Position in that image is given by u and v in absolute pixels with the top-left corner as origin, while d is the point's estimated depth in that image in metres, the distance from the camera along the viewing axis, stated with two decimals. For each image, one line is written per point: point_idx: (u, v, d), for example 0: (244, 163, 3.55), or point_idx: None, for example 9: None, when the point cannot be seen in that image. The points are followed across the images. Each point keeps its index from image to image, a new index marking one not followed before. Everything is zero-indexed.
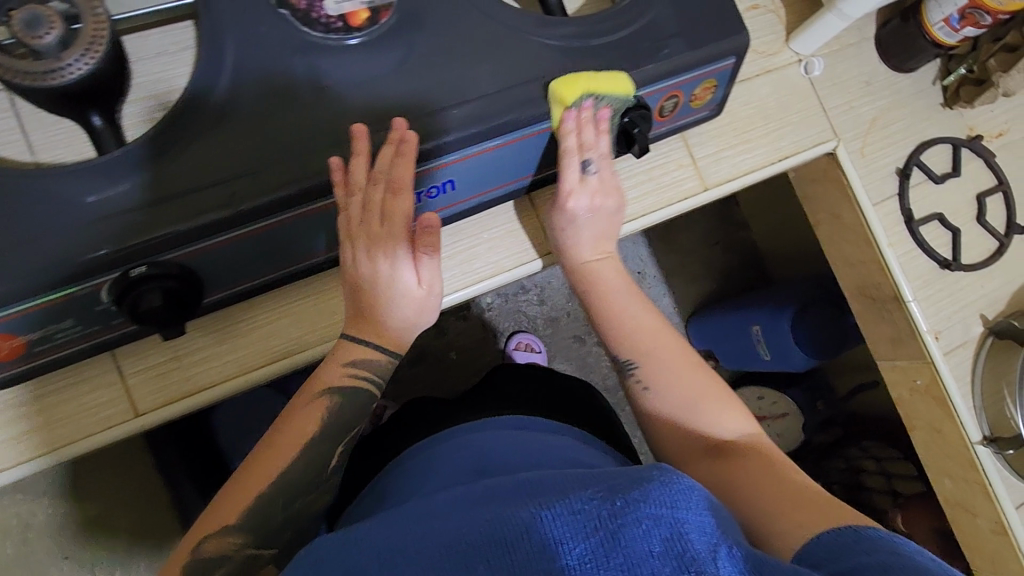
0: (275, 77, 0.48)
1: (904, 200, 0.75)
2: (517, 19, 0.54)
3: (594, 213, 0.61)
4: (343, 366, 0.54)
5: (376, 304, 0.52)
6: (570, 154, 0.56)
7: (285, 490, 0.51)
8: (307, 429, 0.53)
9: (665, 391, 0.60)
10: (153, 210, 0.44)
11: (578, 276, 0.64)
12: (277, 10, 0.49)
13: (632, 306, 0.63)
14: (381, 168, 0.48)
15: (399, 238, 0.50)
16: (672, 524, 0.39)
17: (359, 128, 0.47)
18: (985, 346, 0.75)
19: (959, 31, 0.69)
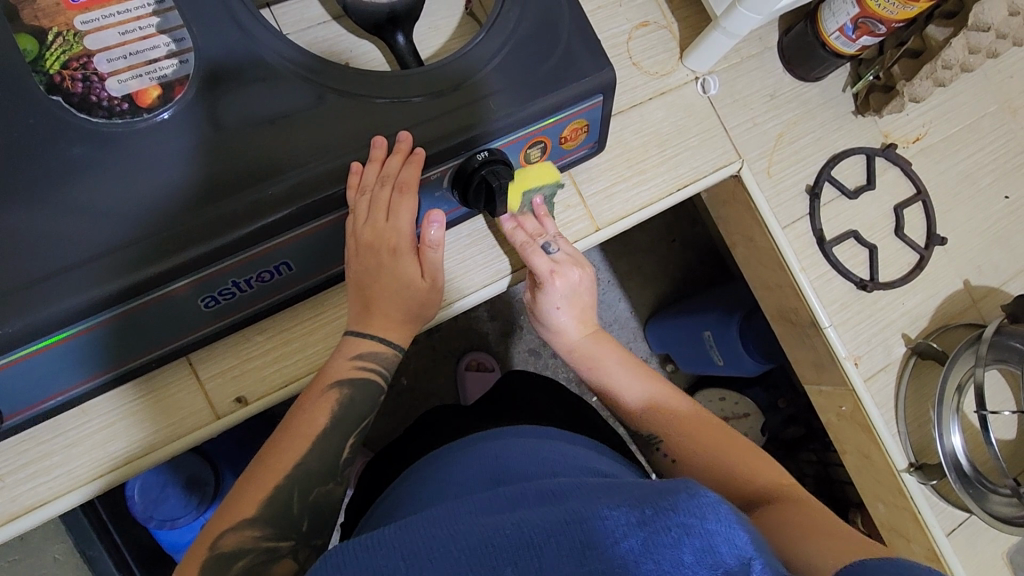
0: (57, 174, 0.43)
1: (814, 220, 0.71)
2: (345, 77, 0.49)
3: (577, 290, 0.60)
4: (352, 358, 0.52)
5: (393, 298, 0.52)
6: (528, 247, 0.58)
7: (302, 480, 0.49)
8: (318, 420, 0.51)
9: (685, 449, 0.59)
10: (76, 272, 0.42)
11: (580, 359, 0.64)
12: (47, 97, 0.44)
13: (631, 380, 0.63)
14: (389, 171, 0.47)
15: (404, 236, 0.51)
16: (704, 537, 0.36)
17: (377, 139, 0.47)
18: (908, 366, 0.71)
19: (856, 40, 0.64)
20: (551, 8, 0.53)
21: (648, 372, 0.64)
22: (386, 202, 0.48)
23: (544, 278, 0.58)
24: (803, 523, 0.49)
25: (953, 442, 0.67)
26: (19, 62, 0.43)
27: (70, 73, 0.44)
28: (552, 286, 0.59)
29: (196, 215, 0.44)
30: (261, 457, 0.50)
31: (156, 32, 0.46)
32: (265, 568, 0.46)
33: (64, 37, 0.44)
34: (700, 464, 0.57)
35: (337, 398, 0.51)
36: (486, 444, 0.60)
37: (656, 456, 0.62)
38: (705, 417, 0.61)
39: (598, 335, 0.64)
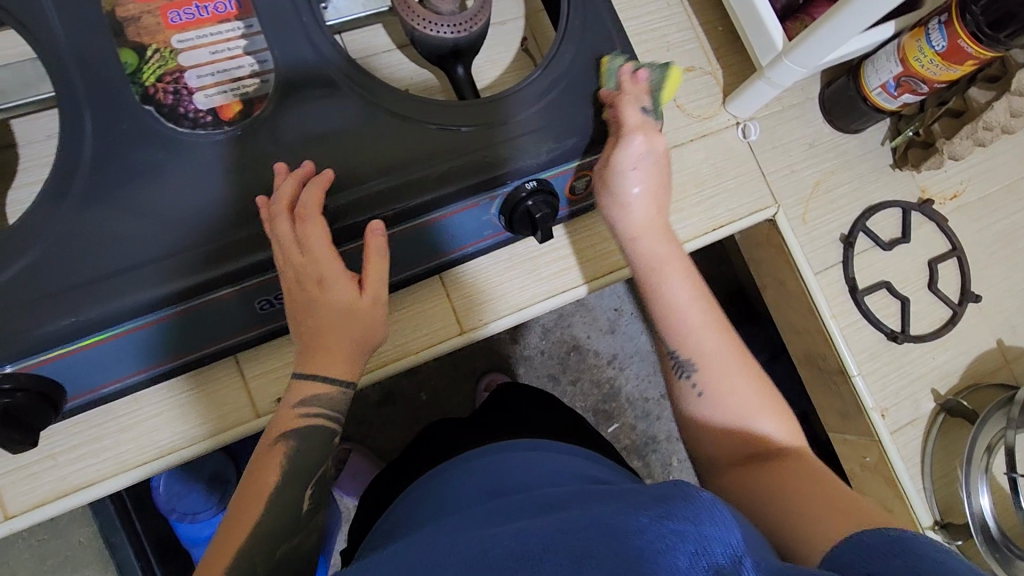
0: (142, 175, 0.47)
1: (847, 269, 0.71)
2: (408, 102, 0.52)
3: (655, 158, 0.54)
4: (296, 403, 0.49)
5: (330, 330, 0.48)
6: (621, 100, 0.53)
7: (265, 538, 0.47)
8: (267, 478, 0.48)
9: (719, 384, 0.56)
10: (152, 266, 0.46)
11: (643, 263, 0.58)
12: (141, 105, 0.48)
13: (683, 294, 0.57)
14: (282, 200, 0.46)
15: (331, 266, 0.47)
16: (697, 540, 0.38)
17: (279, 166, 0.48)
18: (937, 423, 0.71)
19: (897, 97, 0.66)
20: (606, 51, 0.56)
21: (702, 297, 0.58)
22: (288, 234, 0.46)
23: (630, 127, 0.53)
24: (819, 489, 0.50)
25: (981, 503, 0.66)
26: (118, 73, 0.47)
27: (163, 85, 0.48)
28: (635, 140, 0.53)
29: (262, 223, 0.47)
30: (222, 530, 0.47)
31: (242, 53, 0.50)
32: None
33: (161, 53, 0.48)
34: (723, 407, 0.56)
35: (285, 451, 0.49)
36: (490, 456, 0.61)
37: (681, 383, 0.58)
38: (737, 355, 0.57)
39: (662, 232, 0.57)
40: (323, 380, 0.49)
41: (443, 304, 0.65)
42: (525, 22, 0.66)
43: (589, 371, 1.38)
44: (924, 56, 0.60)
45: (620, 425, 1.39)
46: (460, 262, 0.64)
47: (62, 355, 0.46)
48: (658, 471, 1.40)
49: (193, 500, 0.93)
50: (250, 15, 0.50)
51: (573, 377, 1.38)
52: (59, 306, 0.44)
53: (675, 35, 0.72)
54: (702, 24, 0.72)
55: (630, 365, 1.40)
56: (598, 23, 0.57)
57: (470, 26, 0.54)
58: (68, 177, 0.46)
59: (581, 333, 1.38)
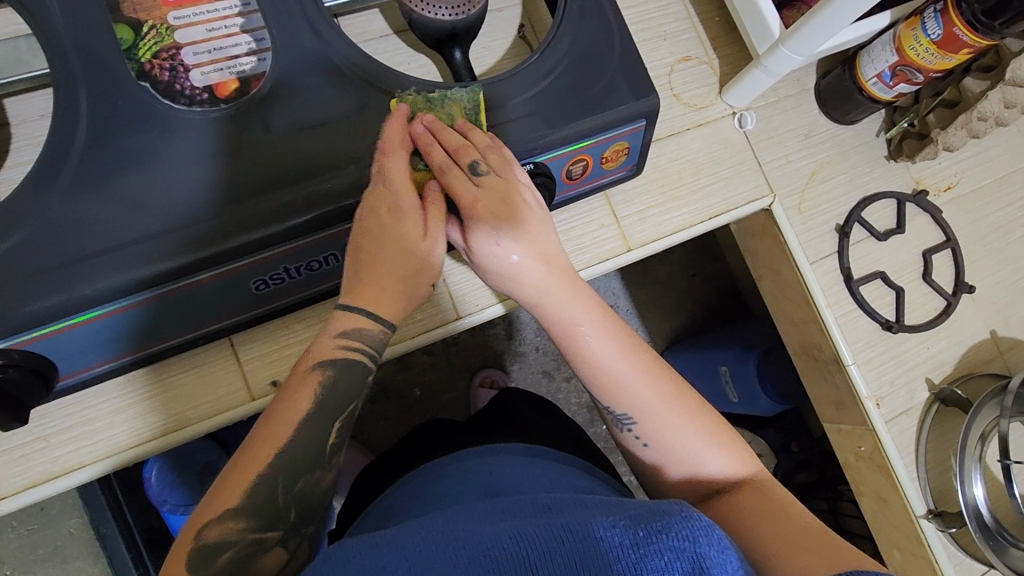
0: (138, 152, 0.47)
1: (843, 258, 0.71)
2: (406, 84, 0.52)
3: (517, 215, 0.47)
4: (337, 336, 0.47)
5: (389, 264, 0.46)
6: (461, 148, 0.47)
7: (285, 474, 0.45)
8: (300, 408, 0.46)
9: (657, 433, 0.53)
10: (148, 244, 0.45)
11: (554, 324, 0.51)
12: (137, 82, 0.47)
13: (611, 347, 0.52)
14: (404, 134, 0.47)
15: (409, 200, 0.46)
16: (695, 558, 0.38)
17: (403, 107, 0.48)
18: (931, 412, 0.71)
19: (893, 87, 0.66)
20: (603, 37, 0.56)
21: (631, 343, 0.53)
22: (397, 157, 0.47)
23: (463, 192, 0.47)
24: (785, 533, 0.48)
25: (976, 492, 0.66)
26: (114, 48, 0.47)
27: (159, 62, 0.48)
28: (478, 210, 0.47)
29: (259, 201, 0.47)
30: (241, 452, 0.45)
31: (240, 31, 0.49)
32: (253, 559, 0.44)
33: (158, 30, 0.48)
34: (668, 450, 0.53)
35: (320, 382, 0.47)
36: (492, 455, 0.61)
37: (625, 434, 0.55)
38: (658, 383, 0.53)
39: (572, 288, 0.51)
40: (363, 314, 0.46)
41: (441, 290, 0.64)
42: (523, 9, 0.66)
43: None
44: (920, 45, 0.60)
45: None
46: (441, 252, 0.63)
47: (38, 339, 0.45)
48: None
49: (184, 491, 0.92)
50: None
51: (567, 372, 1.38)
52: (55, 282, 0.44)
53: (671, 25, 0.72)
54: (698, 14, 0.72)
55: None
56: (596, 8, 0.57)
57: (467, 8, 0.54)
58: (63, 153, 0.46)
59: None
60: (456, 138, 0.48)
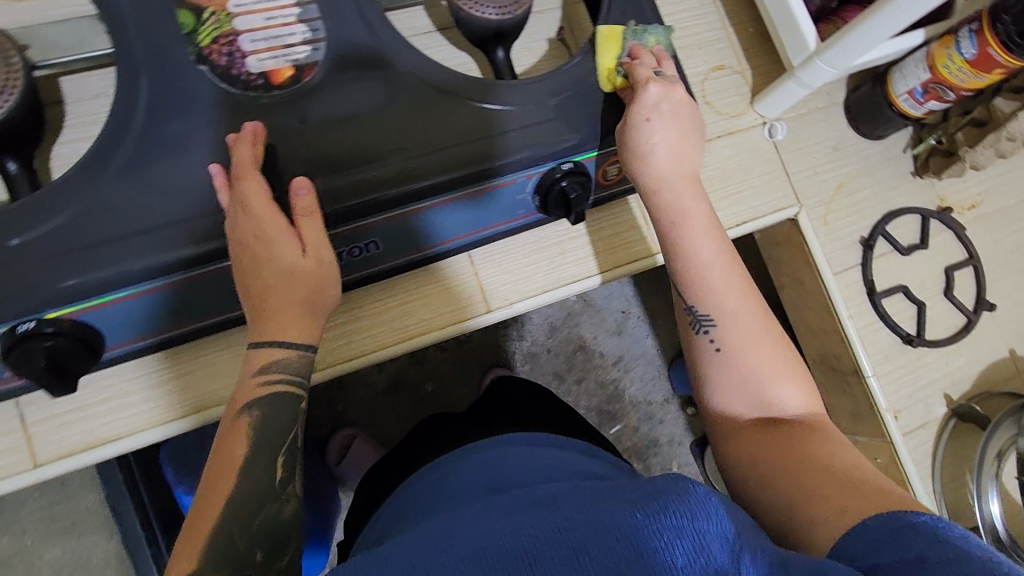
0: (192, 132, 0.48)
1: (866, 271, 0.72)
2: (452, 78, 0.53)
3: (677, 109, 0.56)
4: (256, 371, 0.50)
5: (280, 289, 0.48)
6: (664, 61, 0.57)
7: (241, 512, 0.47)
8: (238, 447, 0.48)
9: (737, 340, 0.56)
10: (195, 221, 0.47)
11: (663, 213, 0.57)
12: (195, 65, 0.49)
13: (712, 243, 0.57)
14: (243, 162, 0.46)
15: (275, 223, 0.47)
16: (695, 537, 0.39)
17: (245, 128, 0.48)
18: (947, 428, 0.72)
19: (924, 103, 0.68)
20: (644, 41, 0.57)
21: (733, 256, 0.58)
22: (246, 188, 0.46)
23: (640, 82, 0.54)
24: (841, 463, 0.49)
25: (993, 509, 0.68)
26: (175, 32, 0.48)
27: (217, 47, 0.49)
28: (651, 90, 0.54)
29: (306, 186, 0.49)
30: (195, 507, 0.47)
31: (296, 21, 0.51)
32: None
33: (218, 16, 0.49)
34: (741, 364, 0.56)
35: (250, 422, 0.49)
36: (498, 448, 0.62)
37: (699, 340, 0.58)
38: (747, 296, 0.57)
39: (695, 188, 0.58)
40: (280, 345, 0.49)
41: (472, 284, 0.65)
42: (562, 11, 0.67)
43: (594, 371, 1.39)
44: (953, 63, 0.61)
45: (623, 426, 1.40)
46: (470, 249, 0.63)
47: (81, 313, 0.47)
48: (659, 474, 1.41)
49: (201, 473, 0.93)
50: None
51: (578, 374, 1.39)
52: (107, 255, 0.45)
53: (707, 34, 0.73)
54: (733, 24, 0.73)
55: (636, 367, 1.41)
56: (637, 14, 0.58)
57: (514, 9, 0.56)
58: (120, 131, 0.47)
59: (589, 333, 1.39)
60: (649, 58, 0.56)
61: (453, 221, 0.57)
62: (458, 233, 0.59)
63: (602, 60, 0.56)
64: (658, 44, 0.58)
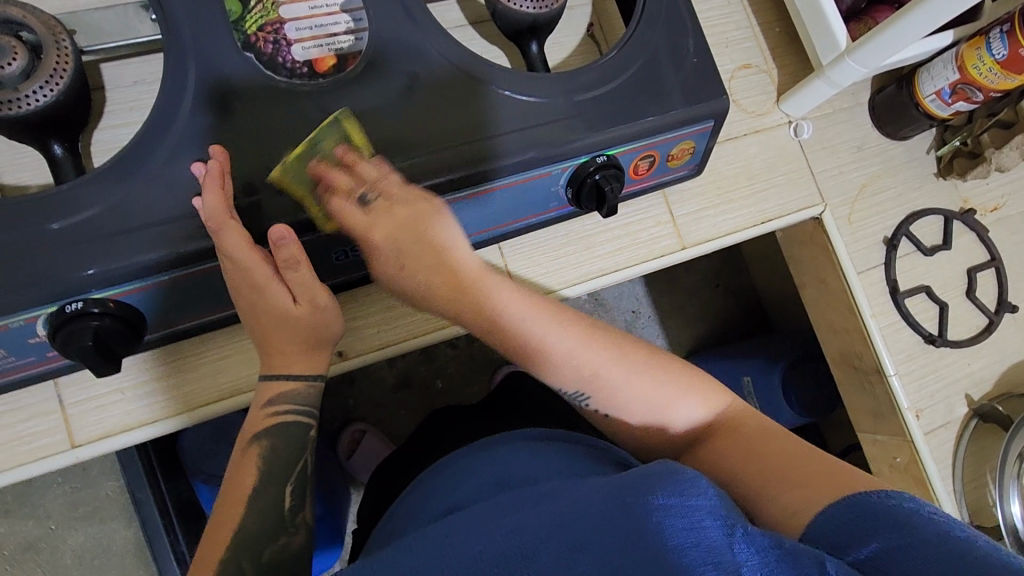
0: (236, 118, 0.49)
1: (889, 270, 0.73)
2: (490, 68, 0.53)
3: (426, 239, 0.51)
4: (265, 405, 0.52)
5: (279, 330, 0.50)
6: (360, 166, 0.49)
7: (247, 540, 0.47)
8: (247, 480, 0.49)
9: (615, 404, 0.55)
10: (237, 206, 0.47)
11: (494, 329, 0.54)
12: (242, 52, 0.49)
13: (558, 334, 0.54)
14: (215, 207, 0.45)
15: (266, 272, 0.47)
16: (686, 515, 0.38)
17: (196, 167, 0.46)
18: (969, 427, 0.72)
19: (951, 104, 0.68)
20: (678, 36, 0.58)
21: (580, 322, 0.55)
22: (228, 238, 0.45)
23: (357, 219, 0.49)
24: (774, 467, 0.47)
25: (1013, 511, 0.68)
26: (222, 18, 0.49)
27: (263, 35, 0.50)
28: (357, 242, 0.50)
29: (346, 174, 0.49)
30: (206, 539, 0.47)
31: (339, 11, 0.51)
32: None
33: (264, 5, 0.51)
34: (630, 419, 0.55)
35: (258, 453, 0.51)
36: (508, 445, 0.60)
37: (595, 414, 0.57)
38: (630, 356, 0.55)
39: (491, 279, 0.54)
40: (288, 379, 0.52)
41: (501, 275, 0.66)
42: (592, 8, 0.68)
43: None
44: (983, 64, 0.62)
45: None
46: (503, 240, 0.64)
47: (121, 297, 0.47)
48: None
49: None
50: None
51: None
52: (154, 238, 0.46)
53: (734, 33, 0.73)
54: (760, 24, 0.74)
55: None
56: (671, 8, 0.58)
57: (550, 3, 0.56)
58: (167, 116, 0.48)
59: None
60: (373, 166, 0.49)
61: (496, 209, 0.58)
62: (498, 222, 0.60)
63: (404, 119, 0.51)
64: (342, 143, 0.49)
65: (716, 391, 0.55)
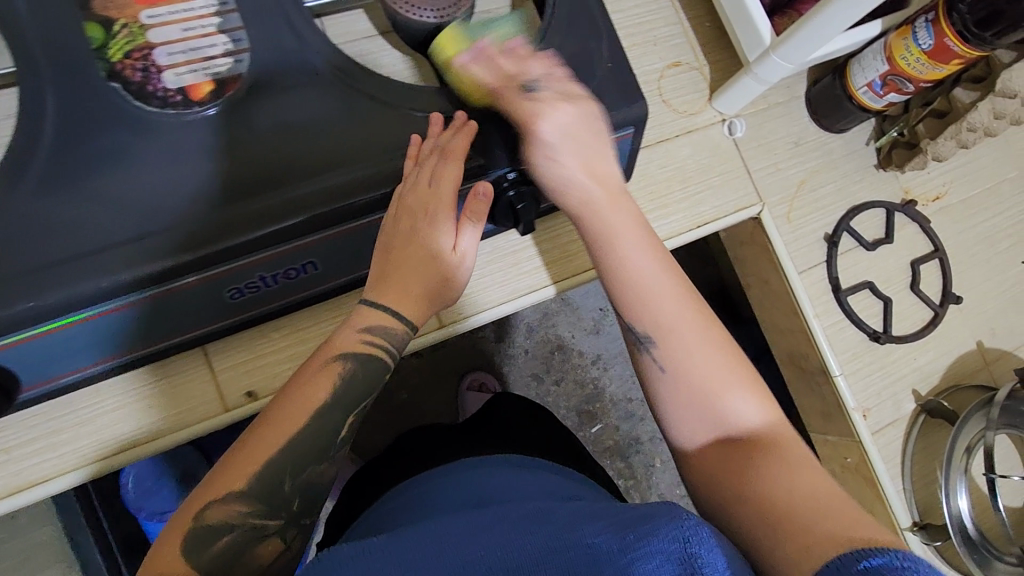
0: (110, 157, 0.45)
1: (831, 268, 0.71)
2: (390, 88, 0.50)
3: (582, 130, 0.51)
4: (360, 331, 0.50)
5: (416, 270, 0.50)
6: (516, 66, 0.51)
7: (289, 465, 0.47)
8: (318, 395, 0.49)
9: (678, 356, 0.53)
10: (107, 253, 0.43)
11: (594, 215, 0.53)
12: (106, 82, 0.46)
13: (647, 259, 0.54)
14: (439, 139, 0.49)
15: (443, 209, 0.49)
16: (684, 560, 0.38)
17: (433, 117, 0.49)
18: (917, 423, 0.71)
19: (883, 96, 0.66)
20: (592, 42, 0.55)
21: (672, 268, 0.55)
22: (445, 171, 0.48)
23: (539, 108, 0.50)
24: (809, 489, 0.46)
25: (959, 504, 0.66)
26: (84, 47, 0.46)
27: (131, 62, 0.46)
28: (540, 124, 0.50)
29: (229, 209, 0.46)
30: (245, 443, 0.47)
31: (216, 31, 0.48)
32: (250, 547, 0.46)
33: (130, 29, 0.47)
34: (683, 385, 0.53)
35: (341, 372, 0.49)
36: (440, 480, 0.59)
37: (644, 361, 0.55)
38: (706, 323, 0.54)
39: (627, 203, 0.54)
40: (390, 313, 0.50)
41: None
42: None
43: (573, 371, 1.38)
44: (910, 55, 0.60)
45: (603, 425, 1.39)
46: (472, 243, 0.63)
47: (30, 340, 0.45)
48: (641, 472, 1.40)
49: (161, 499, 0.91)
50: None
51: (556, 376, 1.37)
52: (17, 292, 0.42)
53: (662, 30, 0.71)
54: (690, 18, 0.72)
55: (614, 366, 1.39)
56: (584, 11, 0.55)
57: (452, 11, 0.53)
58: (29, 157, 0.44)
59: (566, 332, 1.38)
60: (540, 63, 0.51)
61: None
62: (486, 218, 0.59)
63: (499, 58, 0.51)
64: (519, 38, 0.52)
65: (771, 403, 0.53)
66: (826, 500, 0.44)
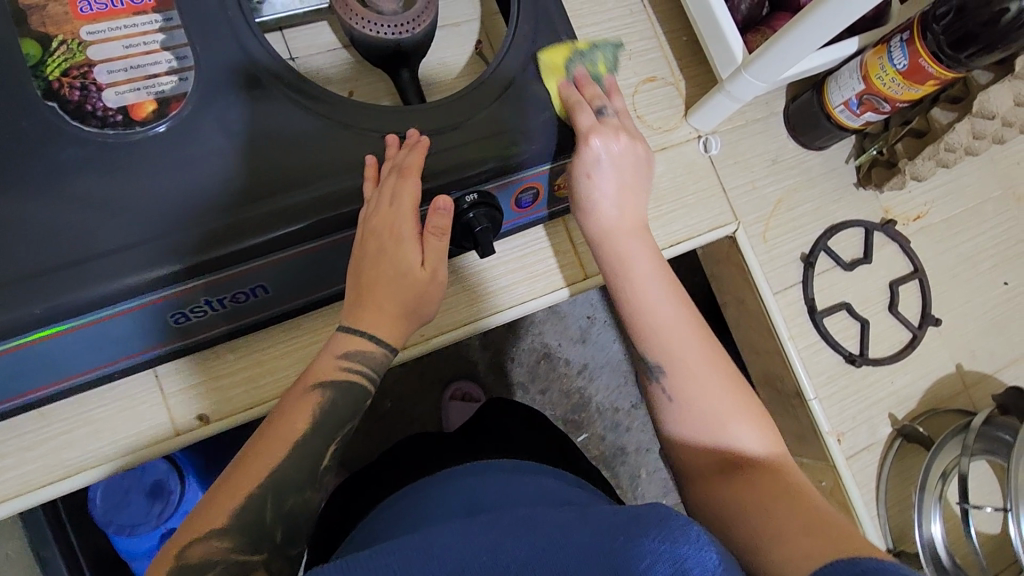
0: (44, 179, 0.44)
1: (807, 289, 0.70)
2: (343, 106, 0.49)
3: (619, 163, 0.53)
4: (339, 357, 0.48)
5: (390, 290, 0.48)
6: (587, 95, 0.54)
7: (275, 490, 0.45)
8: (295, 425, 0.47)
9: (685, 384, 0.53)
10: (40, 278, 0.42)
11: (610, 248, 0.54)
12: (43, 101, 0.45)
13: (658, 291, 0.54)
14: (398, 155, 0.47)
15: (408, 226, 0.47)
16: (673, 562, 0.35)
17: (388, 137, 0.48)
18: (893, 448, 0.70)
19: (860, 115, 0.64)
20: (556, 60, 0.53)
21: (682, 299, 0.55)
22: (404, 186, 0.46)
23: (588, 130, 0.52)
24: (812, 514, 0.44)
25: (932, 531, 0.66)
26: (20, 65, 0.45)
27: (69, 80, 0.45)
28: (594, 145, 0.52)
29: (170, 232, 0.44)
30: (231, 479, 0.45)
31: (160, 49, 0.47)
32: None
33: (69, 45, 0.46)
34: (688, 416, 0.53)
35: (319, 402, 0.48)
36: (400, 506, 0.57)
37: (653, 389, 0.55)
38: (715, 353, 0.54)
39: (642, 235, 0.55)
40: (367, 337, 0.48)
41: None
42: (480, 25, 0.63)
43: (558, 381, 1.36)
44: (886, 74, 0.58)
45: (589, 435, 1.37)
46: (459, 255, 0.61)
47: None
48: (627, 483, 1.39)
49: (131, 513, 0.88)
50: (170, 8, 0.48)
51: (542, 386, 1.35)
52: None
53: (637, 44, 0.69)
54: (665, 33, 0.70)
55: (600, 376, 1.38)
56: (548, 29, 0.54)
57: (412, 26, 0.51)
58: None
59: (552, 341, 1.36)
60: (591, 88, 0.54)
61: None
62: None
63: (484, 84, 0.51)
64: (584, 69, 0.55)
65: (777, 437, 0.53)
66: (832, 526, 0.42)
